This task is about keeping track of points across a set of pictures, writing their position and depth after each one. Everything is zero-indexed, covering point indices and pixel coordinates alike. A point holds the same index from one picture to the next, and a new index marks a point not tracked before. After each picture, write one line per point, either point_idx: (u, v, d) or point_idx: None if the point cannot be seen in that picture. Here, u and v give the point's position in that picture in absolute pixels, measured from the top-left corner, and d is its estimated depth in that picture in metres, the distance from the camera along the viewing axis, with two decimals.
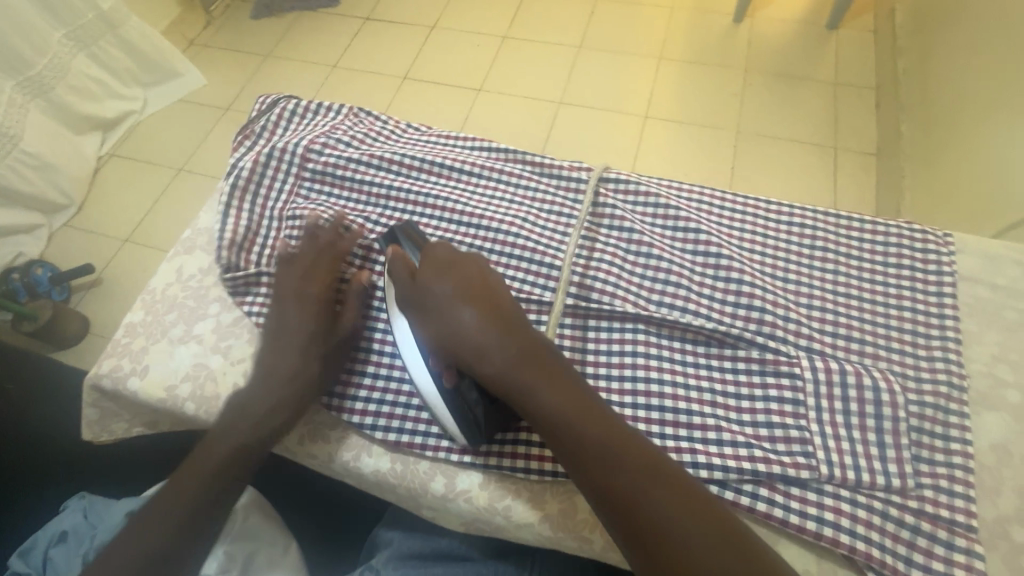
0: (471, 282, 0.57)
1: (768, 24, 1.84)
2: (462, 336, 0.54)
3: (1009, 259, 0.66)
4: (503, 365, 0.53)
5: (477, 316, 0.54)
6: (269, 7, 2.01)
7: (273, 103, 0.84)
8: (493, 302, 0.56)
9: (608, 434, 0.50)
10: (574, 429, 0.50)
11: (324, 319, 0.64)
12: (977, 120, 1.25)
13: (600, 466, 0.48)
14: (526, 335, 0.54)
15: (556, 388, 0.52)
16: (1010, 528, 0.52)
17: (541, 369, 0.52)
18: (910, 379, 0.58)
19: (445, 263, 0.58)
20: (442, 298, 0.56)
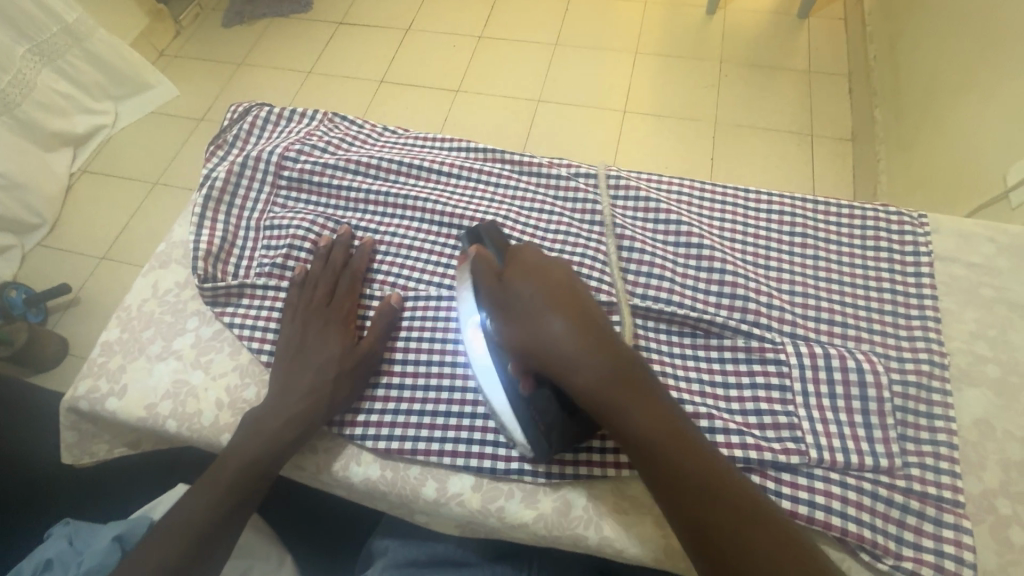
0: (563, 291, 0.53)
1: (742, 15, 1.86)
2: (555, 347, 0.50)
3: (984, 237, 0.67)
4: (599, 382, 0.49)
5: (572, 328, 0.50)
6: (241, 15, 1.98)
7: (246, 111, 0.82)
8: (588, 315, 0.52)
9: (706, 465, 0.47)
10: (671, 457, 0.47)
11: (343, 341, 0.63)
12: (941, 110, 1.29)
13: (695, 499, 0.46)
14: (622, 353, 0.51)
15: (651, 413, 0.49)
16: (998, 501, 0.53)
17: (637, 392, 0.49)
18: (892, 358, 0.59)
19: (534, 267, 0.54)
20: (532, 305, 0.52)
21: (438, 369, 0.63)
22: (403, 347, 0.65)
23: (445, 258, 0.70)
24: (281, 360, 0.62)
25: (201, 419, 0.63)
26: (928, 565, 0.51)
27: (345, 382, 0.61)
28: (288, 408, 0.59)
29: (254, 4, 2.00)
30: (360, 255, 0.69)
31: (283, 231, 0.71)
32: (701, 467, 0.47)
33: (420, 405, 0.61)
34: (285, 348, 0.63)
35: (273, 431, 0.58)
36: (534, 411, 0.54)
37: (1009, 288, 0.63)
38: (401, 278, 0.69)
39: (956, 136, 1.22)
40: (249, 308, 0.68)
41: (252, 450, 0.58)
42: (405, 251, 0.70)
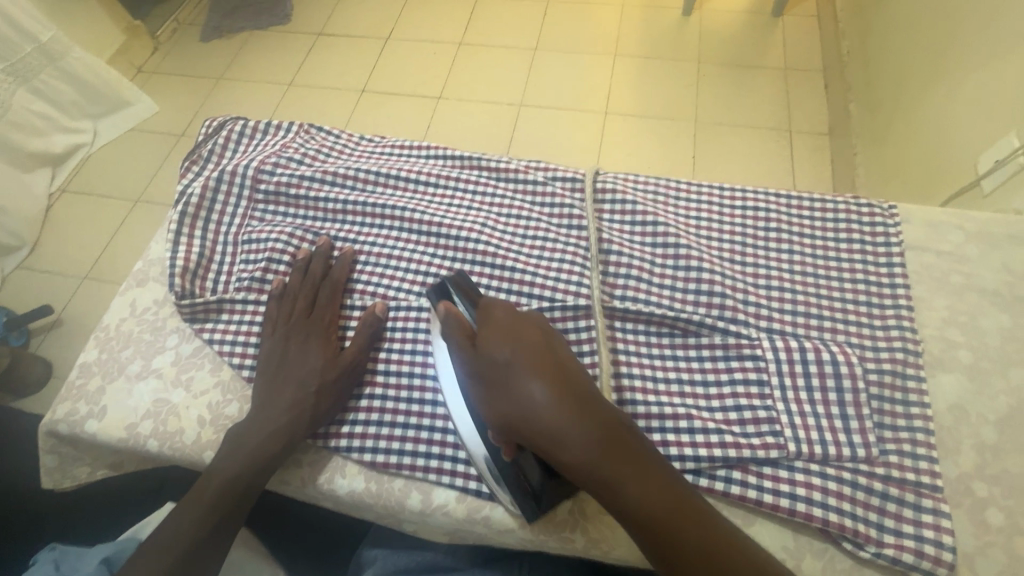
0: (540, 354, 0.51)
1: (718, 15, 1.88)
2: (535, 418, 0.48)
3: (951, 225, 0.68)
4: (584, 454, 0.47)
5: (552, 396, 0.48)
6: (218, 29, 1.97)
7: (221, 125, 0.82)
8: (568, 377, 0.50)
9: (702, 531, 0.45)
10: (665, 527, 0.45)
11: (324, 354, 0.62)
12: (911, 102, 1.33)
13: (698, 569, 0.44)
14: (606, 416, 0.48)
15: (644, 480, 0.46)
16: (974, 485, 0.54)
17: (625, 459, 0.47)
18: (867, 348, 0.60)
19: (509, 329, 0.52)
20: (509, 372, 0.50)
21: (421, 379, 0.63)
22: (385, 357, 0.64)
23: (425, 265, 0.70)
24: (262, 375, 0.62)
25: (183, 438, 0.63)
26: (909, 551, 0.51)
27: (325, 397, 0.60)
28: (269, 424, 0.59)
29: (233, 18, 2.00)
30: (341, 266, 0.69)
31: (261, 245, 0.71)
32: (699, 534, 0.45)
33: (403, 418, 0.61)
34: (266, 363, 0.63)
35: (255, 448, 0.58)
36: (518, 474, 0.55)
37: (978, 275, 0.65)
38: (381, 288, 0.69)
39: (928, 127, 1.25)
40: (228, 324, 0.68)
41: (235, 467, 0.57)
42: (385, 260, 0.70)
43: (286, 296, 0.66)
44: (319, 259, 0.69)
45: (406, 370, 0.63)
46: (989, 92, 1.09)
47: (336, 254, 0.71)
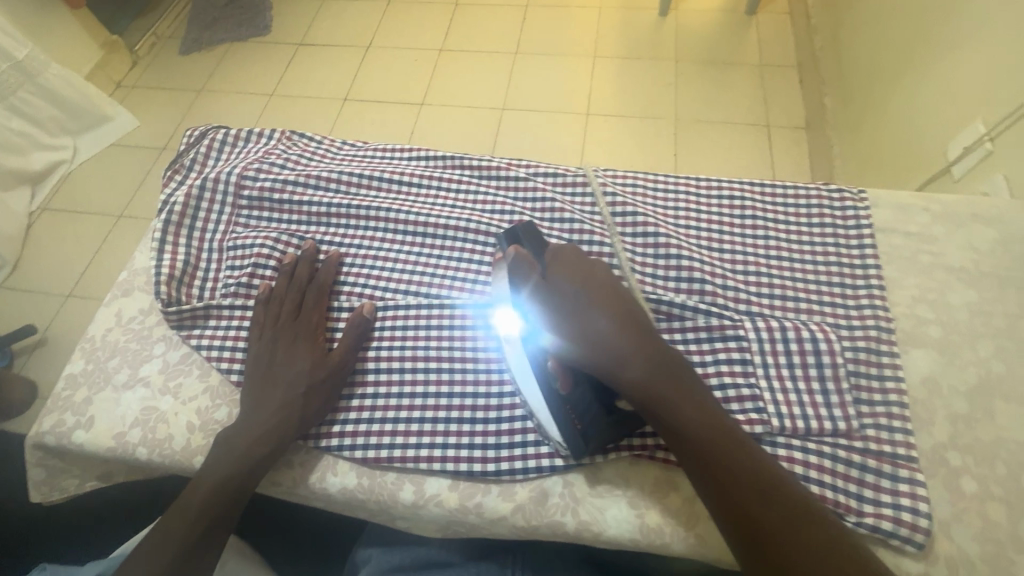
0: (607, 294, 0.57)
1: (693, 15, 1.92)
2: (602, 343, 0.54)
3: (918, 206, 0.71)
4: (646, 375, 0.53)
5: (617, 327, 0.55)
6: (198, 42, 1.97)
7: (201, 134, 0.82)
8: (631, 315, 0.56)
9: (747, 453, 0.49)
10: (716, 445, 0.50)
11: (313, 354, 0.63)
12: (883, 92, 1.36)
13: (743, 488, 0.47)
14: (664, 352, 0.54)
15: (695, 406, 0.52)
16: (949, 453, 0.56)
17: (680, 386, 0.53)
18: (842, 327, 0.62)
19: (578, 266, 0.59)
20: (581, 303, 0.56)
21: (411, 376, 0.64)
22: (375, 355, 0.65)
23: (410, 264, 0.71)
24: (251, 376, 0.62)
25: (173, 444, 0.63)
26: (888, 519, 0.52)
27: (317, 395, 0.61)
28: (262, 424, 0.59)
29: (212, 31, 2.00)
30: (325, 268, 0.70)
31: (247, 250, 0.72)
32: (748, 456, 0.49)
33: (395, 411, 0.62)
34: (254, 364, 0.63)
35: (247, 446, 0.58)
36: (571, 413, 0.56)
37: (945, 253, 0.67)
38: (368, 288, 0.70)
39: (899, 115, 1.29)
40: (216, 329, 0.68)
41: (228, 467, 0.58)
42: (371, 261, 0.71)
43: (271, 301, 0.67)
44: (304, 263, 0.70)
45: (396, 366, 0.64)
46: (954, 79, 1.13)
47: (321, 258, 0.71)
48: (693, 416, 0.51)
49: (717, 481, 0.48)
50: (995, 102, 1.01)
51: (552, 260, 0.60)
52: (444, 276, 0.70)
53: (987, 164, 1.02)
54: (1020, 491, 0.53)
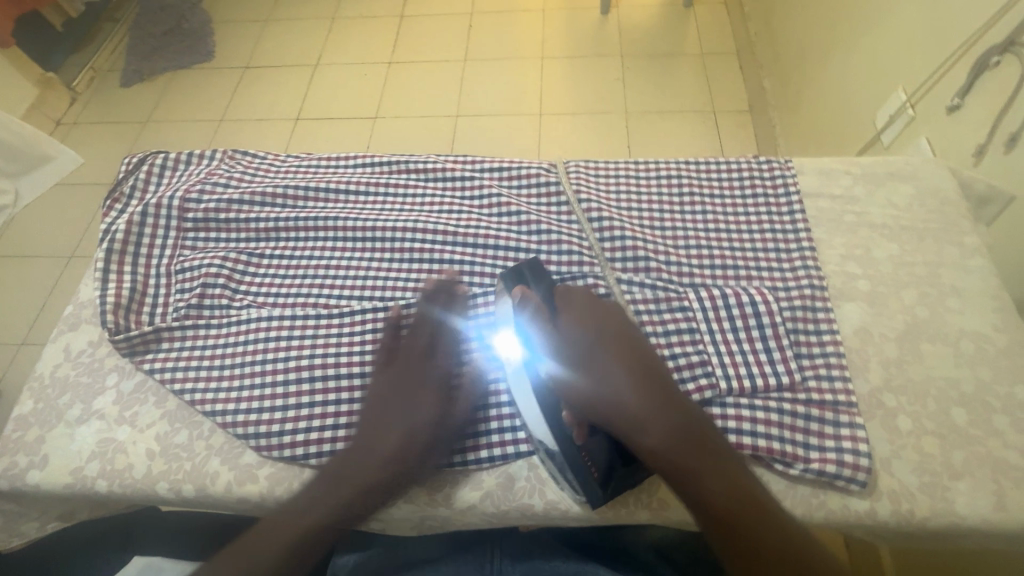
0: (620, 346, 0.56)
1: (634, 11, 1.98)
2: (620, 404, 0.53)
3: (840, 171, 0.75)
4: (665, 438, 0.51)
5: (633, 385, 0.54)
6: (139, 72, 1.93)
7: (141, 161, 0.81)
8: (647, 370, 0.55)
9: (767, 515, 0.49)
10: (737, 509, 0.49)
11: (442, 403, 0.60)
12: (816, 68, 1.44)
13: (765, 555, 0.47)
14: (681, 410, 0.53)
15: (718, 469, 0.50)
16: (884, 396, 0.59)
17: (701, 449, 0.51)
18: (779, 289, 0.65)
19: (589, 316, 0.58)
20: (595, 358, 0.55)
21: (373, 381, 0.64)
22: (334, 362, 0.64)
23: (363, 269, 0.71)
24: (370, 409, 0.59)
25: (133, 473, 0.62)
26: (832, 462, 0.56)
27: (437, 450, 0.59)
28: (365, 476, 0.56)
29: (153, 60, 1.96)
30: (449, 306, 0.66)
31: (195, 271, 0.71)
32: (770, 519, 0.48)
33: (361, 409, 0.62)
34: (374, 398, 0.60)
35: (362, 480, 0.56)
36: (586, 463, 0.54)
37: (867, 212, 0.72)
38: (322, 297, 0.69)
39: (832, 90, 1.36)
40: (169, 352, 0.67)
41: (340, 501, 0.55)
42: (324, 271, 0.72)
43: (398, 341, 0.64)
44: (433, 296, 0.67)
45: (357, 372, 0.64)
46: (873, 52, 1.20)
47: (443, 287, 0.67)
48: (716, 483, 0.49)
49: (741, 549, 0.47)
50: (912, 71, 1.08)
51: (563, 309, 0.59)
52: (397, 278, 0.70)
53: (910, 130, 1.09)
54: (950, 423, 0.58)
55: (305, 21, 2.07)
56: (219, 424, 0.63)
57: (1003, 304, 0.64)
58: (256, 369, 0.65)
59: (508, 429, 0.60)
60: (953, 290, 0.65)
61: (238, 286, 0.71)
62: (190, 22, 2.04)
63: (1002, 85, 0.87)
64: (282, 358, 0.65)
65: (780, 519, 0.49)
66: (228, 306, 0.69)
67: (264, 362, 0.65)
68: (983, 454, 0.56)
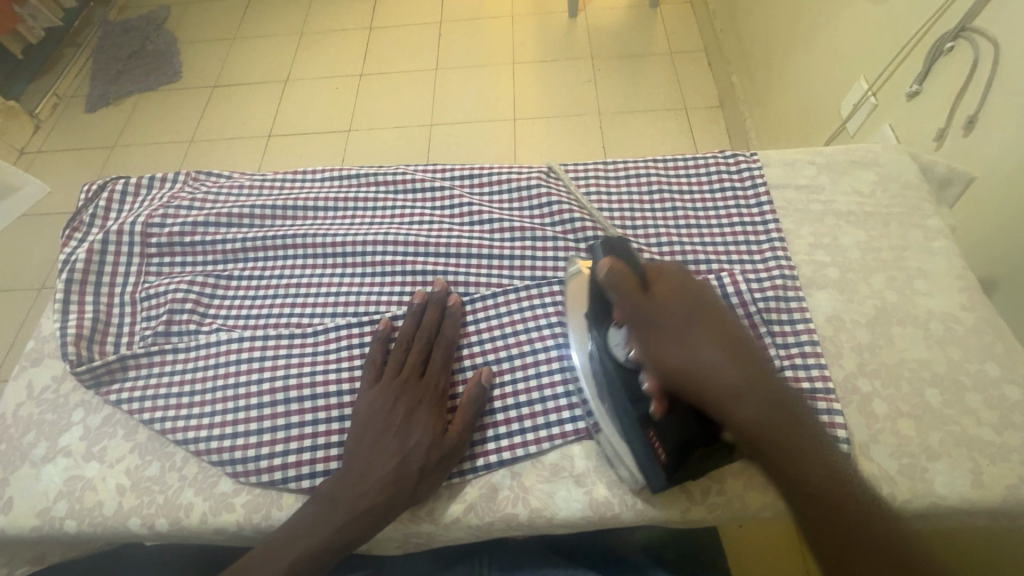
0: (718, 320, 0.52)
1: (602, 14, 2.00)
2: (718, 377, 0.49)
3: (804, 161, 0.76)
4: (763, 416, 0.48)
5: (731, 360, 0.50)
6: (104, 97, 1.89)
7: (100, 188, 0.79)
8: (745, 346, 0.51)
9: (866, 505, 0.45)
10: (834, 491, 0.45)
11: (432, 426, 0.57)
12: (781, 61, 1.46)
13: (862, 539, 0.44)
14: (780, 390, 0.50)
15: (815, 451, 0.47)
16: (858, 381, 0.60)
17: (800, 430, 0.48)
18: (752, 280, 0.66)
19: (685, 286, 0.53)
20: (689, 329, 0.51)
21: (351, 399, 0.62)
22: (310, 381, 0.63)
23: (335, 286, 0.70)
24: (359, 429, 0.58)
25: (103, 510, 0.59)
26: None
27: (431, 476, 0.56)
28: (347, 504, 0.54)
29: (117, 83, 1.92)
30: (441, 320, 0.64)
31: (162, 297, 0.70)
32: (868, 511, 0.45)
33: (339, 426, 0.61)
34: (363, 418, 0.58)
35: (355, 498, 0.54)
36: (653, 442, 0.51)
37: (833, 200, 0.73)
38: (294, 316, 0.68)
39: (798, 82, 1.39)
40: (136, 380, 0.66)
41: (334, 520, 0.54)
42: (294, 290, 0.70)
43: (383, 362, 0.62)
44: (423, 311, 0.65)
45: (334, 392, 0.62)
46: (836, 42, 1.22)
47: (433, 305, 0.65)
48: (817, 468, 0.46)
49: (832, 538, 0.44)
50: (873, 59, 1.11)
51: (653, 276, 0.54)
52: (370, 292, 0.69)
53: (874, 119, 1.11)
54: (925, 404, 0.58)
55: (273, 37, 2.05)
56: (191, 452, 0.61)
57: (968, 283, 0.65)
58: (229, 393, 0.63)
59: (491, 439, 0.60)
60: (919, 272, 0.66)
61: (207, 311, 0.69)
62: (156, 44, 2.02)
63: (958, 70, 0.90)
64: (255, 380, 0.64)
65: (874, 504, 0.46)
66: (197, 330, 0.68)
67: (237, 386, 0.64)
68: (957, 433, 0.56)
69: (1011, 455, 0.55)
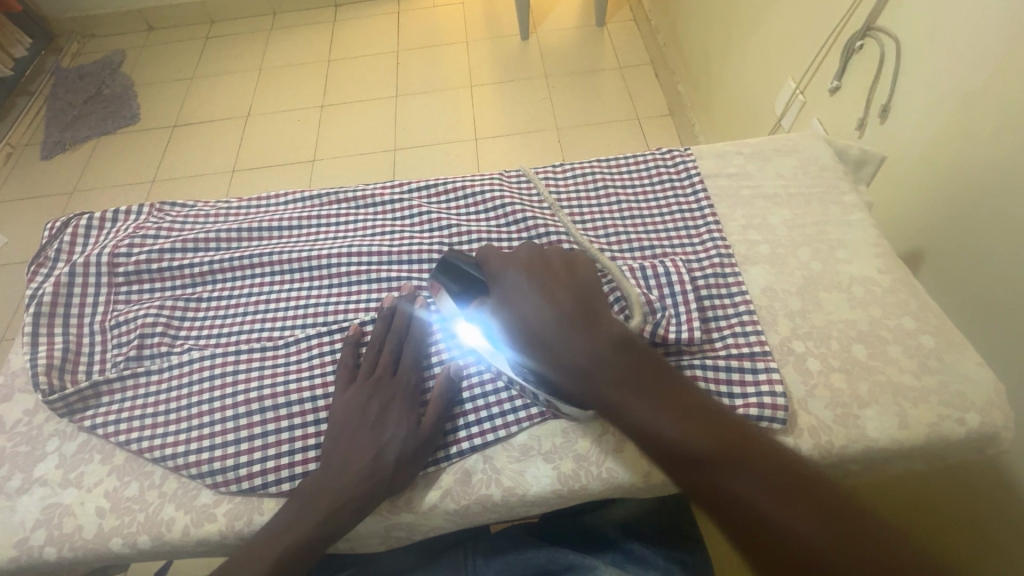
0: (548, 287, 0.57)
1: (552, 35, 2.10)
2: (548, 344, 0.54)
3: (733, 152, 0.84)
4: (588, 370, 0.52)
5: (550, 329, 0.54)
6: (60, 143, 1.89)
7: (64, 224, 0.80)
8: (570, 303, 0.55)
9: (699, 423, 0.48)
10: (665, 423, 0.49)
11: (406, 419, 0.60)
12: (720, 66, 1.56)
13: (695, 458, 0.47)
14: (609, 335, 0.53)
15: (642, 390, 0.50)
16: (793, 344, 0.66)
17: (628, 369, 0.51)
18: (692, 261, 0.71)
19: (516, 269, 0.59)
20: (514, 309, 0.57)
21: (325, 403, 0.65)
22: (284, 390, 0.65)
23: (303, 298, 0.73)
24: (335, 429, 0.60)
25: (83, 534, 0.60)
26: (754, 406, 0.60)
27: (407, 466, 0.59)
28: (326, 500, 0.56)
29: (74, 129, 1.92)
30: (409, 320, 0.68)
31: (131, 323, 0.71)
32: (700, 433, 0.48)
33: (315, 429, 0.63)
34: (339, 419, 0.61)
35: (334, 492, 0.57)
36: None
37: (761, 184, 0.80)
38: (265, 330, 0.71)
39: (736, 84, 1.49)
40: (110, 406, 0.67)
41: (316, 514, 0.56)
42: (264, 306, 0.73)
43: (352, 369, 0.64)
44: (392, 314, 0.68)
45: (308, 398, 0.65)
46: (766, 46, 1.32)
47: (399, 309, 0.68)
48: (639, 401, 0.50)
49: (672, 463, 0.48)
50: (796, 61, 1.21)
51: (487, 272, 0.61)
52: (338, 302, 0.72)
53: (804, 113, 1.21)
54: (853, 358, 0.64)
55: (233, 74, 2.08)
56: (170, 468, 0.63)
57: (882, 249, 0.72)
58: (204, 408, 0.65)
59: (463, 427, 0.63)
60: (840, 243, 0.73)
61: (178, 332, 0.71)
62: (112, 88, 2.04)
63: (869, 64, 0.99)
64: (230, 394, 0.65)
65: (717, 423, 0.49)
66: (169, 351, 0.69)
67: (212, 401, 0.65)
68: (883, 381, 0.62)
69: (931, 397, 0.61)
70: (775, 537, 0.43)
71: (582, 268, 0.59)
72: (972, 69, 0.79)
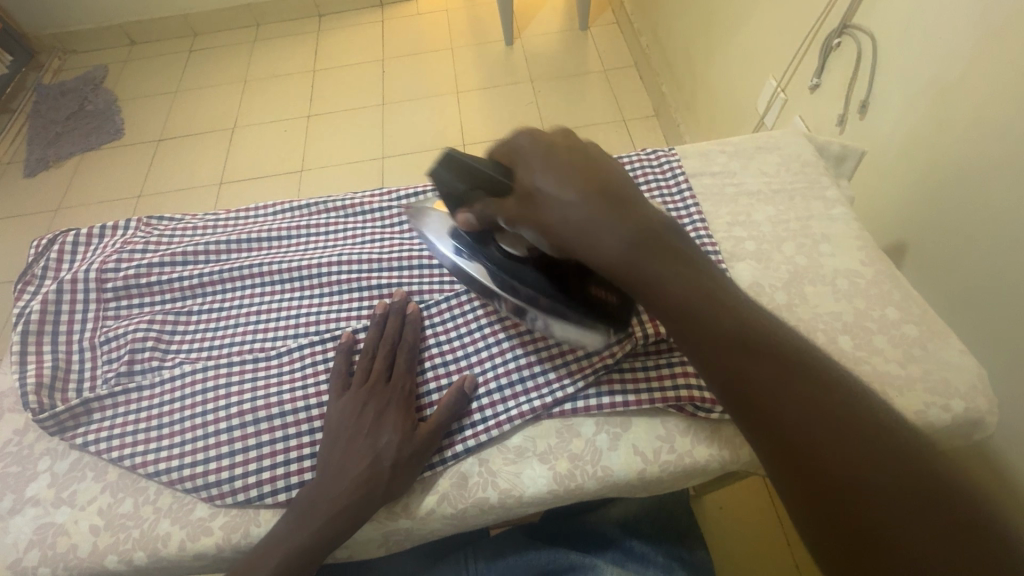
0: (581, 172, 0.52)
1: (537, 39, 2.12)
2: (581, 226, 0.50)
3: (717, 151, 0.85)
4: (622, 253, 0.49)
5: (591, 205, 0.50)
6: (44, 160, 1.87)
7: (50, 241, 0.80)
8: (606, 185, 0.52)
9: (734, 317, 0.47)
10: (706, 315, 0.47)
11: (403, 424, 0.61)
12: (703, 66, 1.59)
13: (732, 352, 0.45)
14: (644, 224, 0.51)
15: (679, 276, 0.49)
16: None
17: (663, 257, 0.50)
18: None
19: (543, 152, 0.54)
20: (548, 185, 0.52)
21: (318, 411, 0.65)
22: (277, 401, 0.65)
23: (294, 308, 0.73)
24: (330, 438, 0.60)
25: (77, 553, 0.59)
26: None
27: (404, 471, 0.59)
28: (322, 509, 0.56)
29: (57, 146, 1.90)
30: (404, 325, 0.68)
31: (121, 339, 0.71)
32: (730, 320, 0.47)
33: (310, 438, 0.63)
34: (334, 427, 0.61)
35: (329, 501, 0.57)
36: (597, 294, 0.60)
37: (744, 182, 0.81)
38: (257, 341, 0.70)
39: (719, 82, 1.51)
40: (101, 423, 0.66)
41: (313, 523, 0.56)
42: (255, 317, 0.73)
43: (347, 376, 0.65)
44: (385, 321, 0.69)
45: (302, 408, 0.65)
46: (746, 44, 1.34)
47: (392, 315, 0.69)
48: (675, 287, 0.48)
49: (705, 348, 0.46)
50: (776, 59, 1.23)
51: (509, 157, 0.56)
52: (329, 311, 0.72)
53: (786, 111, 1.23)
54: (839, 349, 0.65)
55: (218, 87, 2.07)
56: (164, 483, 0.62)
57: (864, 242, 0.74)
58: (198, 422, 0.65)
59: (459, 431, 0.63)
60: (823, 237, 0.75)
61: (168, 347, 0.71)
62: (95, 103, 2.02)
63: (847, 61, 1.02)
64: (223, 406, 0.65)
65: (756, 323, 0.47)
66: (159, 366, 0.69)
67: (205, 415, 0.65)
68: (869, 370, 0.63)
69: (917, 385, 0.62)
70: (825, 465, 0.40)
71: (611, 158, 0.57)
72: (946, 63, 0.81)
